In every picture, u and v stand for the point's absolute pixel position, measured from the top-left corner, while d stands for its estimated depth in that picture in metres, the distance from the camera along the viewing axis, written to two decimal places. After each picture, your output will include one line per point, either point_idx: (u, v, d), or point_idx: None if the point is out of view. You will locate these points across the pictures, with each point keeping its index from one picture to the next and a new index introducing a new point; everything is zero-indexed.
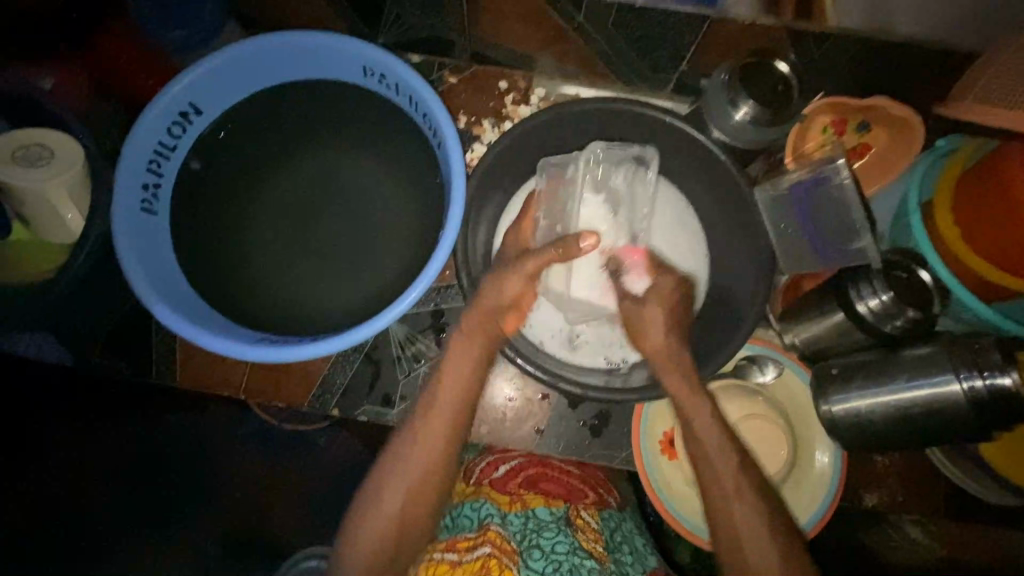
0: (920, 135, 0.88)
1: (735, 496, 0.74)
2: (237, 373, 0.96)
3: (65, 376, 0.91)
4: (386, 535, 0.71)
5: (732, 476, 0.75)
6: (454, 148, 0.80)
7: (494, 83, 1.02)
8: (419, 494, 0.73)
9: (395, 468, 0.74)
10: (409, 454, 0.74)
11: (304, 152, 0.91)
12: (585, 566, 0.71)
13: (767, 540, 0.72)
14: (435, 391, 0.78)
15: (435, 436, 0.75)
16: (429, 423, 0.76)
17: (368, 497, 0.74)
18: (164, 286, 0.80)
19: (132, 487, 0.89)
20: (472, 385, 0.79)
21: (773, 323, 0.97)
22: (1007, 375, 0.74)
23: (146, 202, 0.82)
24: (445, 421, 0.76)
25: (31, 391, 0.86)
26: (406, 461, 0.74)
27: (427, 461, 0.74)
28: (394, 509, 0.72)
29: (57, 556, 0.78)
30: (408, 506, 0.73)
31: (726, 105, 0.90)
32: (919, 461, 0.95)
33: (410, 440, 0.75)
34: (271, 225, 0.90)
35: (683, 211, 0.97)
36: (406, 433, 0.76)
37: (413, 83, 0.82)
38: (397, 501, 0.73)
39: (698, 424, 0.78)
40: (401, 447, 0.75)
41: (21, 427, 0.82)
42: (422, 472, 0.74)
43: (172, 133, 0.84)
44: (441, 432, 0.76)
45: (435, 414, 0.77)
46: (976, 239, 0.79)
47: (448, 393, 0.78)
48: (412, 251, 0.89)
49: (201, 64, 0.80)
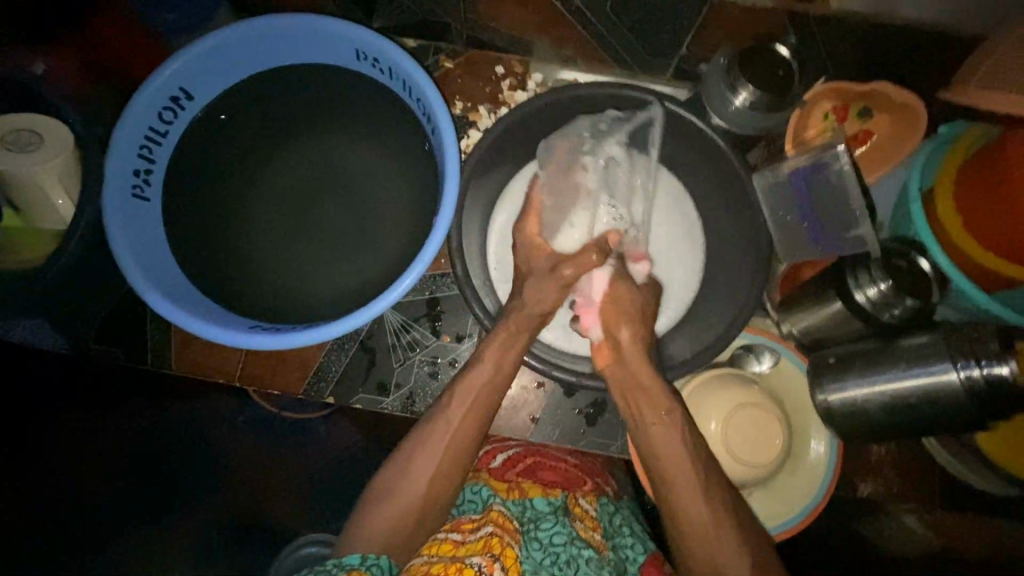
0: (924, 118, 0.86)
1: (701, 494, 0.73)
2: (234, 361, 0.96)
3: (65, 376, 0.91)
4: (406, 517, 0.72)
5: (697, 477, 0.74)
6: (448, 133, 0.79)
7: (490, 68, 1.02)
8: (443, 476, 0.74)
9: (421, 454, 0.75)
10: (439, 440, 0.75)
11: (299, 140, 0.90)
12: (583, 558, 0.70)
13: (735, 544, 0.71)
14: (468, 380, 0.78)
15: (470, 424, 0.76)
16: (464, 410, 0.77)
17: (387, 480, 0.75)
18: (155, 273, 0.79)
19: None
20: (508, 378, 0.80)
21: (771, 313, 0.97)
22: (1005, 363, 0.73)
23: (137, 188, 0.81)
24: (477, 410, 0.77)
25: (30, 390, 0.80)
26: (434, 447, 0.75)
27: (456, 447, 0.75)
28: (420, 492, 0.73)
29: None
30: (432, 489, 0.74)
31: (725, 91, 0.88)
32: (914, 451, 0.96)
33: (442, 427, 0.76)
34: (266, 211, 0.89)
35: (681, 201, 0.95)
36: (435, 419, 0.77)
37: (406, 68, 0.80)
38: (425, 484, 0.73)
39: (671, 420, 0.77)
40: (428, 434, 0.76)
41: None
42: (448, 456, 0.75)
43: (164, 119, 0.83)
44: (475, 419, 0.77)
45: (470, 402, 0.77)
46: (976, 228, 0.78)
47: (484, 382, 0.78)
48: (406, 238, 0.88)
49: (191, 48, 0.79)
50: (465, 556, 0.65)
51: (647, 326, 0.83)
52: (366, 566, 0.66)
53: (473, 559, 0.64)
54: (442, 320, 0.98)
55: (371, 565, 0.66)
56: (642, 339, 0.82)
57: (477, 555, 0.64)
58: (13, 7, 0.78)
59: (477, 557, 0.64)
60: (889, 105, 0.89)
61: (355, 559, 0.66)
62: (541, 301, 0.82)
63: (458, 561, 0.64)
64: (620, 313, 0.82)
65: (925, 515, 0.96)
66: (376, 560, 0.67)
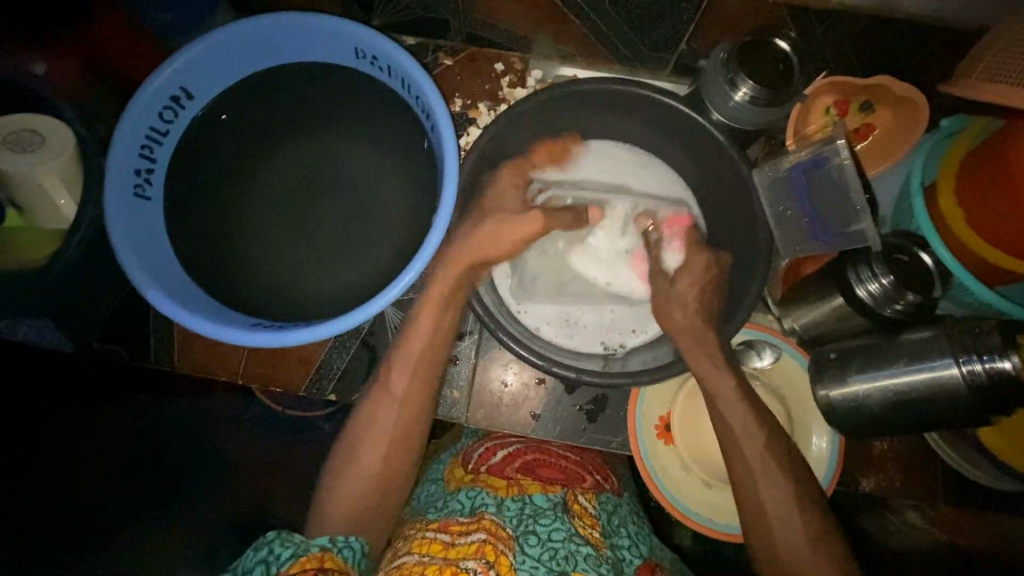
0: (925, 112, 0.86)
1: (761, 479, 0.74)
2: (236, 358, 1.00)
3: (65, 376, 0.86)
4: (366, 490, 0.74)
5: (758, 464, 0.75)
6: (447, 130, 0.79)
7: (490, 65, 1.01)
8: (394, 456, 0.76)
9: (371, 430, 0.77)
10: (388, 419, 0.77)
11: (298, 138, 0.91)
12: (581, 553, 0.69)
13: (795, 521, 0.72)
14: (406, 348, 0.80)
15: (413, 394, 0.78)
16: (407, 381, 0.78)
17: (343, 457, 0.76)
18: (156, 271, 0.80)
19: (132, 486, 0.80)
20: (443, 342, 0.81)
21: (772, 308, 0.97)
22: (1007, 358, 0.72)
23: (139, 188, 0.82)
24: (420, 382, 0.79)
25: (32, 392, 0.79)
26: (383, 419, 0.77)
27: (406, 420, 0.77)
28: (374, 466, 0.75)
29: (57, 552, 0.67)
30: (389, 465, 0.76)
31: (725, 86, 0.87)
32: (916, 446, 0.95)
33: (386, 401, 0.78)
34: (267, 208, 0.90)
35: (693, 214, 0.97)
36: (381, 399, 0.78)
37: (405, 65, 0.80)
38: (378, 458, 0.75)
39: (727, 411, 0.78)
40: (376, 407, 0.78)
41: (20, 428, 0.74)
42: (398, 432, 0.77)
43: (164, 118, 0.83)
44: (419, 393, 0.79)
45: (411, 372, 0.79)
46: (978, 222, 0.78)
47: (421, 349, 0.80)
48: (406, 235, 0.88)
49: (191, 47, 0.79)
50: (458, 559, 0.65)
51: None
52: (338, 548, 0.65)
53: (467, 563, 0.64)
54: None
55: (342, 546, 0.66)
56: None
57: (471, 559, 0.64)
58: (14, 8, 0.78)
59: (471, 561, 0.64)
60: (890, 99, 0.89)
61: (325, 540, 0.65)
62: None
63: (451, 564, 0.64)
64: (662, 301, 0.85)
65: (929, 510, 0.95)
66: (347, 542, 0.67)
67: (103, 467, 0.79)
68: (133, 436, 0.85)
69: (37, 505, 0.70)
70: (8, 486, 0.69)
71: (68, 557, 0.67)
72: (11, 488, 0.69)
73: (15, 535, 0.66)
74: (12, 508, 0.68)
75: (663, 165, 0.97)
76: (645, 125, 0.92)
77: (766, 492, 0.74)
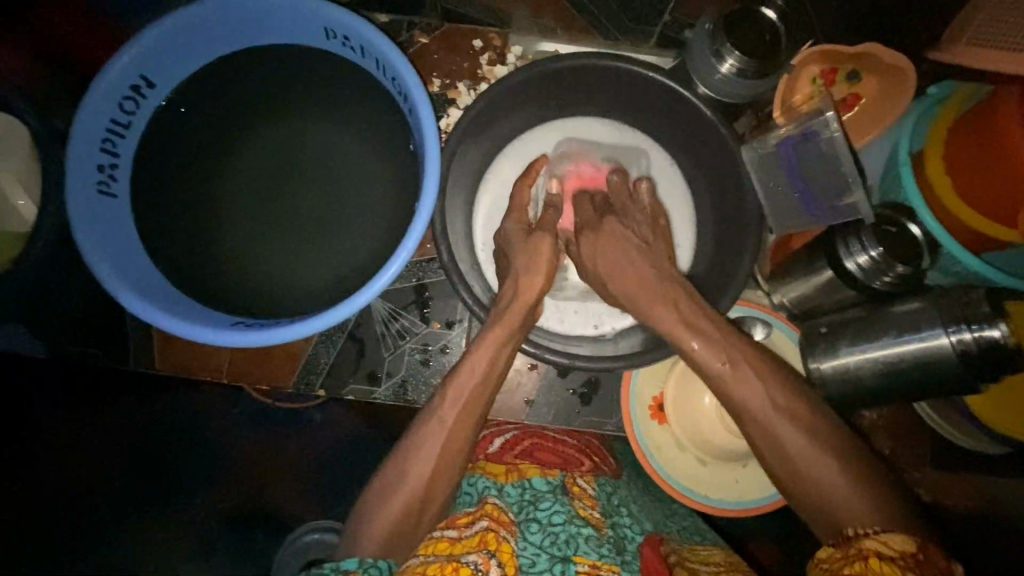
0: (911, 78, 0.83)
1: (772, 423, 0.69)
2: (219, 360, 0.95)
3: (64, 377, 0.88)
4: (405, 514, 0.70)
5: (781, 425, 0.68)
6: (425, 111, 0.75)
7: (467, 42, 0.97)
8: (439, 483, 0.72)
9: (417, 450, 0.72)
10: (434, 442, 0.73)
11: (263, 126, 0.86)
12: (582, 535, 0.68)
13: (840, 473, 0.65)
14: (457, 383, 0.75)
15: (464, 424, 0.74)
16: (458, 411, 0.74)
17: (390, 478, 0.72)
18: (132, 276, 0.76)
19: (132, 487, 0.92)
20: (494, 379, 0.77)
21: (761, 284, 0.98)
22: (996, 326, 0.73)
23: (103, 184, 0.78)
24: (471, 404, 0.75)
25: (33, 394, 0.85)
26: (428, 447, 0.72)
27: (453, 446, 0.73)
28: (421, 485, 0.71)
29: (58, 551, 0.85)
30: (436, 481, 0.72)
31: (710, 57, 0.84)
32: (903, 413, 0.97)
33: (435, 428, 0.73)
34: (244, 200, 0.86)
35: (683, 201, 0.95)
36: (428, 419, 0.74)
37: (377, 43, 0.76)
38: (424, 481, 0.71)
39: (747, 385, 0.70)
40: (424, 435, 0.73)
41: (20, 426, 0.82)
42: (444, 458, 0.72)
43: (125, 109, 0.79)
44: (468, 420, 0.74)
45: (462, 401, 0.75)
46: (974, 193, 0.76)
47: (472, 382, 0.76)
48: (390, 224, 0.85)
49: (148, 33, 0.74)
50: (461, 553, 0.63)
51: (633, 279, 0.78)
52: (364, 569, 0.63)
53: (468, 557, 0.62)
54: (431, 306, 0.97)
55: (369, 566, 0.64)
56: (634, 286, 0.78)
57: (473, 552, 0.63)
58: None
59: (472, 555, 0.62)
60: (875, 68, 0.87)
61: (353, 563, 0.64)
62: (542, 285, 0.81)
63: (454, 560, 0.62)
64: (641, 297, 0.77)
65: (915, 474, 0.97)
66: (376, 563, 0.65)
67: (104, 467, 0.90)
68: (134, 435, 0.93)
69: (37, 504, 0.83)
70: (9, 488, 0.81)
71: (67, 556, 0.85)
72: (11, 491, 0.81)
73: (17, 535, 0.81)
74: (13, 509, 0.81)
75: (644, 139, 0.95)
76: (631, 99, 0.89)
77: (788, 438, 0.68)
